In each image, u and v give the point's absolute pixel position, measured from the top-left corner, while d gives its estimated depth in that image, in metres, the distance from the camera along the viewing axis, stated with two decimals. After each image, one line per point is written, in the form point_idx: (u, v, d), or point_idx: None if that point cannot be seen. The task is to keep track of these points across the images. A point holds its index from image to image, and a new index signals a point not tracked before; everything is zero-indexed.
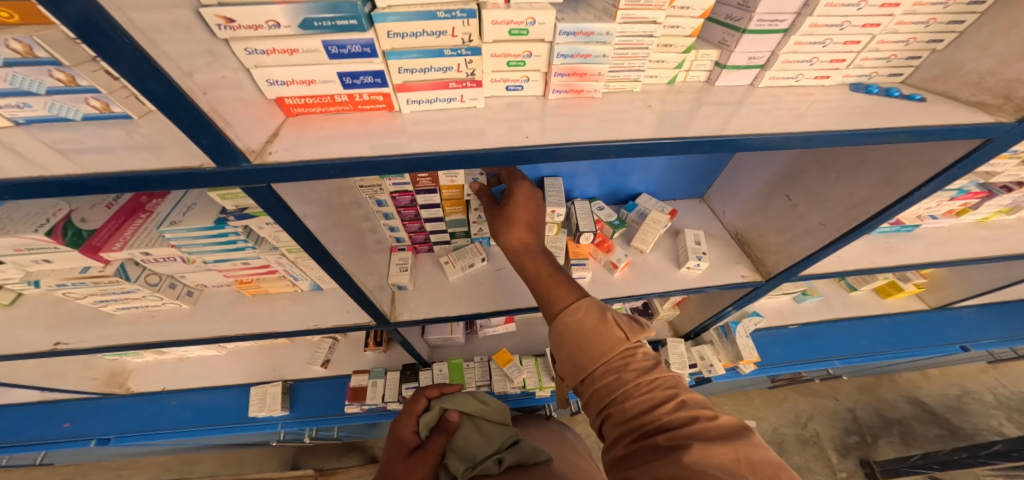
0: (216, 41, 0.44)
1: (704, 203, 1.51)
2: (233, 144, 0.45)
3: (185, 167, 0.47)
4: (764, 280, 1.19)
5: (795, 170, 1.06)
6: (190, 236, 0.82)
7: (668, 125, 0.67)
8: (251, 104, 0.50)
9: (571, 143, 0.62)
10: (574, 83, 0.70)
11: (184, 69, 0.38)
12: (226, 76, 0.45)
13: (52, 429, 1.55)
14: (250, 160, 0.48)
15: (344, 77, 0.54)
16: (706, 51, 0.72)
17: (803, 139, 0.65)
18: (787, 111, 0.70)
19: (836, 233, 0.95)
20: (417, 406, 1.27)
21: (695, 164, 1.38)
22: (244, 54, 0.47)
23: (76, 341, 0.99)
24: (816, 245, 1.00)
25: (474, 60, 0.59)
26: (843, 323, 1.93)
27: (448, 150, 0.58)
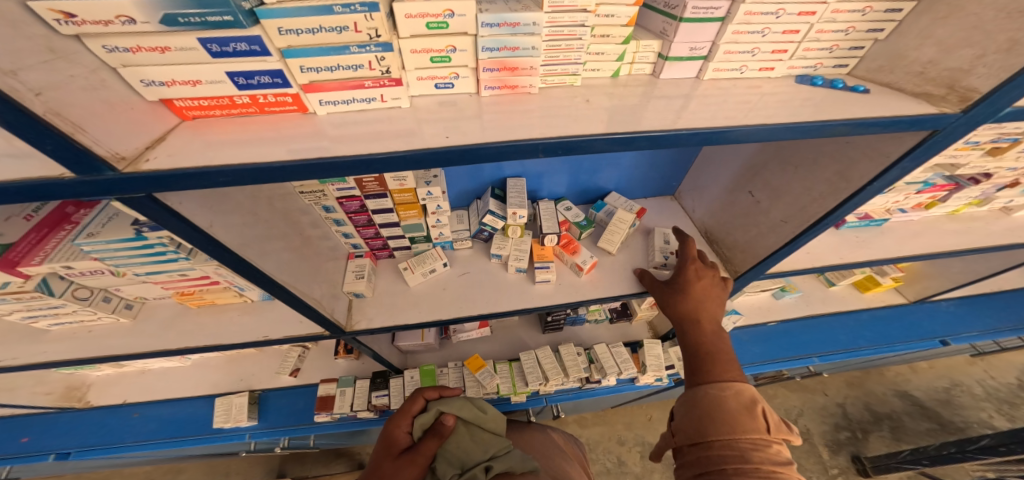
0: (63, 38, 0.40)
1: (675, 201, 1.48)
2: (91, 151, 0.41)
3: (43, 177, 0.42)
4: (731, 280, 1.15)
5: (757, 165, 1.03)
6: (110, 247, 0.78)
7: (607, 121, 0.64)
8: (121, 106, 0.47)
9: (497, 142, 0.57)
10: (507, 78, 0.66)
11: (6, 67, 0.34)
12: (77, 75, 0.41)
13: (10, 444, 1.48)
14: (117, 167, 0.44)
15: (236, 77, 0.50)
16: (647, 42, 0.69)
17: (746, 134, 0.62)
18: (731, 104, 0.67)
19: (798, 229, 0.91)
20: (412, 406, 1.09)
21: (664, 161, 1.34)
22: (105, 52, 0.43)
23: (8, 359, 0.94)
24: (778, 243, 0.98)
25: (386, 57, 0.54)
26: (826, 319, 1.90)
27: (361, 152, 0.54)
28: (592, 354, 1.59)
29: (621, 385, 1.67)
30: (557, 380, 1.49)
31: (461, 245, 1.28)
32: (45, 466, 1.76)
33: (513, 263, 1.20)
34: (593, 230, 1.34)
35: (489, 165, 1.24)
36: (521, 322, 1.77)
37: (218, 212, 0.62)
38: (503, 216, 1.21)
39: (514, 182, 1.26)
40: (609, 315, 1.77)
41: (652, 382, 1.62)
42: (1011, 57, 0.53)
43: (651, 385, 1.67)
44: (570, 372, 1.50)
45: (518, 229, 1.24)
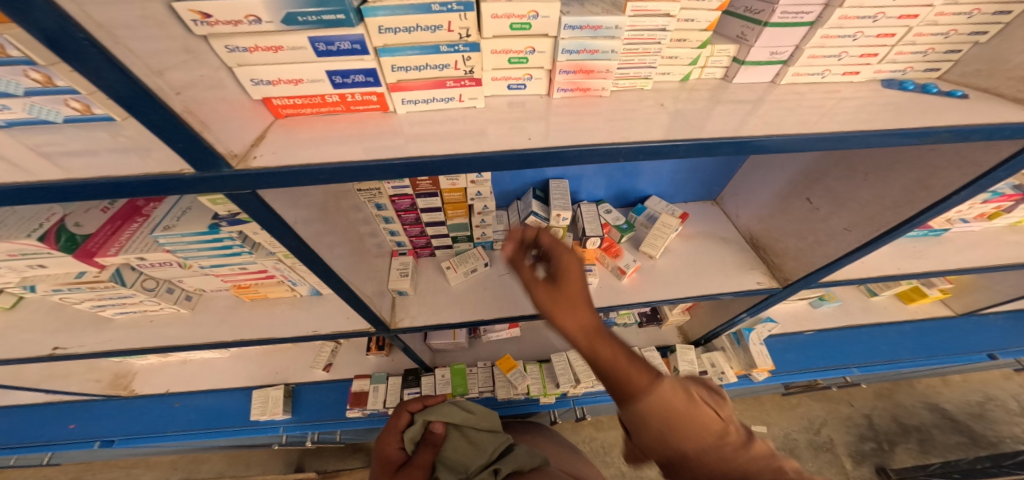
0: (195, 39, 0.41)
1: (716, 206, 1.46)
2: (213, 148, 0.42)
3: (163, 172, 0.44)
4: (781, 287, 1.14)
5: (816, 171, 0.99)
6: (183, 241, 0.82)
7: (682, 125, 0.63)
8: (234, 106, 0.48)
9: (577, 145, 0.57)
10: (581, 81, 0.65)
11: (154, 67, 0.35)
12: (205, 75, 0.42)
13: (56, 431, 1.52)
14: (232, 165, 0.45)
15: (334, 76, 0.51)
16: (722, 47, 0.68)
17: (830, 140, 0.60)
18: (811, 109, 0.65)
19: (862, 239, 0.88)
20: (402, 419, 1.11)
21: (708, 166, 1.33)
22: (226, 52, 0.44)
23: (75, 346, 0.98)
24: (838, 252, 0.95)
25: (472, 56, 0.55)
26: (865, 329, 1.85)
27: (446, 152, 0.55)
28: None
29: None
30: (589, 383, 1.48)
31: (501, 245, 1.28)
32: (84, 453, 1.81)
33: None
34: (634, 233, 1.32)
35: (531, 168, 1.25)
36: (549, 324, 1.78)
37: (298, 210, 0.63)
38: (545, 218, 1.20)
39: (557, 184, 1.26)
40: (638, 320, 1.80)
41: None
42: None
43: None
44: None
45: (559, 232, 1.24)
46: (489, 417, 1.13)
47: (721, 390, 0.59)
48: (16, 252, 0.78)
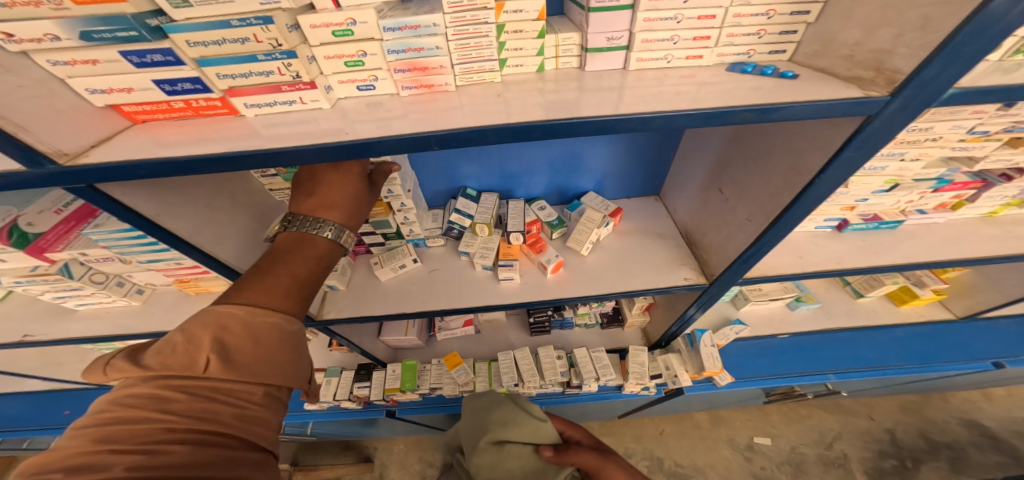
0: (14, 56, 0.49)
1: (660, 201, 1.34)
2: (33, 148, 0.50)
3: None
4: (708, 284, 1.03)
5: (724, 160, 0.94)
6: (113, 237, 0.87)
7: (515, 113, 0.64)
8: (68, 112, 0.55)
9: (388, 136, 0.61)
10: (421, 78, 0.69)
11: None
12: (24, 85, 0.50)
13: (54, 417, 1.65)
14: (58, 162, 0.52)
15: (161, 84, 0.58)
16: (566, 35, 0.69)
17: (658, 121, 0.58)
18: (656, 91, 0.64)
19: (760, 229, 0.81)
20: (287, 274, 0.69)
21: (649, 156, 1.22)
22: (50, 65, 0.52)
23: (42, 333, 1.10)
24: (744, 243, 0.87)
25: (293, 63, 0.59)
26: (843, 334, 1.57)
27: (272, 148, 0.59)
28: (572, 358, 1.54)
29: (606, 392, 1.61)
30: (533, 383, 1.47)
31: (434, 243, 1.27)
32: None
33: (478, 261, 1.17)
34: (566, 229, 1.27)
35: (460, 166, 1.21)
36: (510, 323, 1.75)
37: (169, 204, 0.70)
38: (470, 215, 1.21)
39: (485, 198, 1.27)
40: (600, 320, 1.69)
41: (638, 391, 1.55)
42: (926, 35, 0.46)
43: (640, 394, 1.58)
44: (546, 375, 1.47)
45: (486, 228, 1.21)
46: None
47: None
48: None
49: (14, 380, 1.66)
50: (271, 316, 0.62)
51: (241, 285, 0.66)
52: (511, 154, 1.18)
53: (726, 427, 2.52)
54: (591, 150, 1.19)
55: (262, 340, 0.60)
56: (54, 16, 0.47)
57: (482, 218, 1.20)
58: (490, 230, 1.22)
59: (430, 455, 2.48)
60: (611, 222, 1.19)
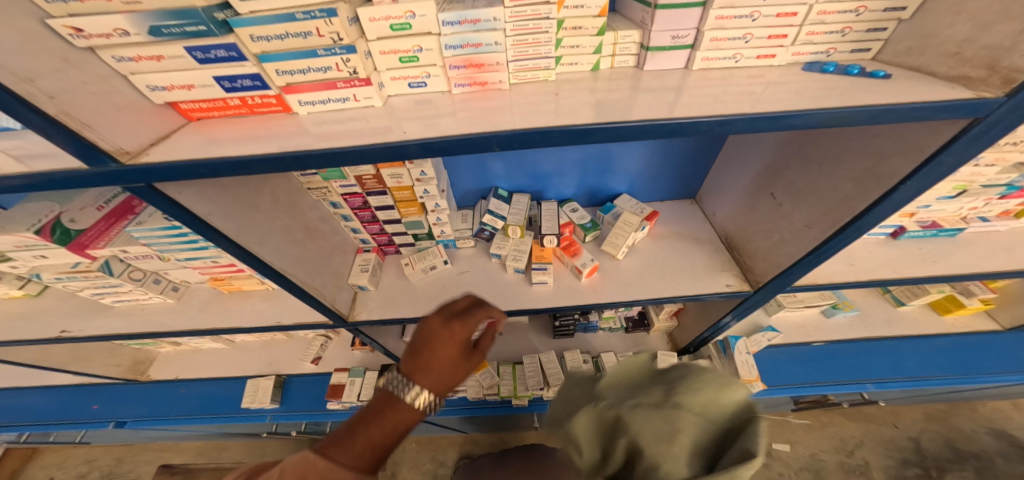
0: (78, 51, 0.48)
1: (695, 204, 1.30)
2: (97, 146, 0.49)
3: (64, 169, 0.51)
4: (753, 291, 0.99)
5: (777, 164, 0.90)
6: (154, 235, 0.86)
7: (578, 112, 0.61)
8: (130, 109, 0.54)
9: (447, 136, 0.59)
10: (476, 75, 0.67)
11: (24, 76, 0.41)
12: (90, 81, 0.49)
13: (82, 411, 1.66)
14: (120, 161, 0.51)
15: (221, 81, 0.56)
16: (626, 33, 0.65)
17: (739, 122, 0.55)
18: (728, 90, 0.60)
19: (823, 237, 0.77)
20: (376, 436, 0.62)
21: (683, 161, 1.18)
22: (114, 61, 0.51)
23: (78, 330, 1.09)
24: (802, 250, 0.83)
25: (351, 58, 0.58)
26: (885, 343, 1.50)
27: (332, 146, 0.58)
28: (598, 363, 1.49)
29: None
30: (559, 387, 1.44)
31: (464, 244, 1.24)
32: (110, 436, 1.96)
33: (511, 263, 1.13)
34: (599, 232, 1.23)
35: (489, 169, 1.19)
36: (532, 326, 1.70)
37: (218, 203, 0.68)
38: (503, 216, 1.17)
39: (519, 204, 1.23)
40: (624, 324, 1.61)
41: None
42: None
43: None
44: None
45: (518, 229, 1.17)
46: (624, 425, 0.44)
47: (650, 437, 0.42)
48: (19, 244, 0.83)
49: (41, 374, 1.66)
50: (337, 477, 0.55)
51: (337, 431, 0.62)
52: (543, 155, 1.15)
53: None
54: (628, 152, 1.15)
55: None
56: (125, 10, 0.46)
57: (515, 219, 1.18)
58: (522, 231, 1.18)
59: (441, 454, 2.47)
60: (647, 225, 1.14)
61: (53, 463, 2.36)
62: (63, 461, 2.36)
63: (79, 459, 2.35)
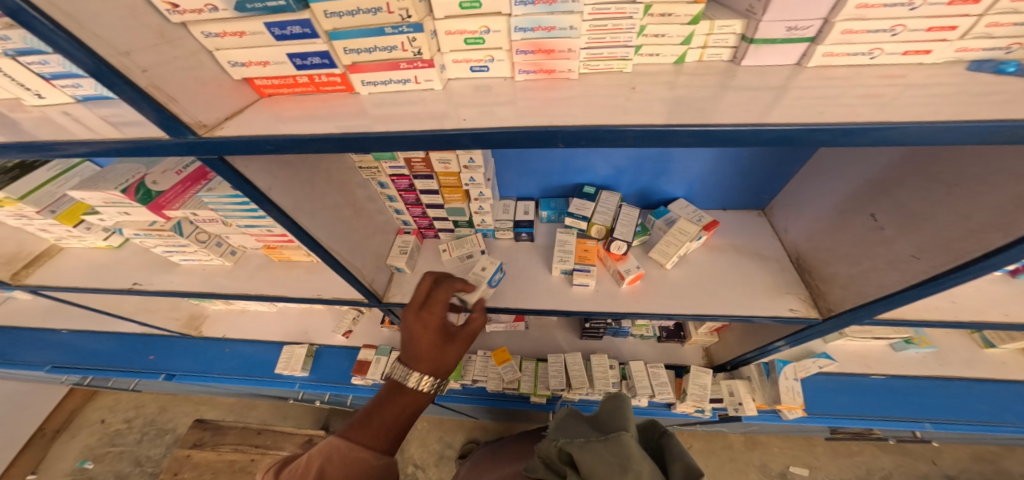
0: (174, 26, 0.49)
1: (764, 216, 1.13)
2: (180, 119, 0.49)
3: (148, 139, 0.52)
4: (821, 319, 0.83)
5: (886, 179, 0.71)
6: (223, 203, 0.87)
7: (665, 112, 0.53)
8: (213, 84, 0.55)
9: (512, 127, 0.54)
10: (542, 62, 0.62)
11: (121, 49, 0.42)
12: (181, 57, 0.49)
13: (135, 360, 1.72)
14: (198, 133, 0.51)
15: (293, 58, 0.56)
16: (725, 22, 0.54)
17: (879, 137, 0.45)
18: (853, 88, 0.50)
19: (928, 272, 0.61)
20: (387, 422, 0.76)
21: (760, 171, 1.03)
22: (203, 37, 0.51)
23: (149, 283, 1.11)
24: (897, 284, 0.66)
25: (417, 38, 0.55)
26: (957, 384, 1.30)
27: (393, 129, 0.56)
28: (625, 370, 1.44)
29: (655, 409, 1.51)
30: (582, 390, 1.39)
31: (503, 235, 1.20)
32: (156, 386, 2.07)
33: (556, 265, 1.07)
34: (648, 237, 1.12)
35: (538, 169, 1.16)
36: (559, 323, 1.66)
37: (279, 179, 0.68)
38: (586, 217, 1.10)
39: (581, 203, 1.13)
40: (658, 333, 1.53)
41: (691, 412, 1.41)
42: None
43: (692, 415, 1.46)
44: (597, 384, 1.39)
45: (602, 230, 1.11)
46: (620, 455, 0.60)
47: (632, 450, 0.60)
48: (106, 200, 0.86)
49: (109, 320, 1.77)
50: (359, 451, 0.70)
51: (358, 419, 0.76)
52: (593, 152, 1.08)
53: (761, 451, 2.36)
54: (687, 153, 1.02)
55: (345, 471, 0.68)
56: None
57: (602, 219, 1.09)
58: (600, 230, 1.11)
59: (449, 437, 2.52)
60: (704, 236, 1.01)
61: (107, 405, 2.55)
62: (114, 405, 2.54)
63: (128, 404, 2.54)
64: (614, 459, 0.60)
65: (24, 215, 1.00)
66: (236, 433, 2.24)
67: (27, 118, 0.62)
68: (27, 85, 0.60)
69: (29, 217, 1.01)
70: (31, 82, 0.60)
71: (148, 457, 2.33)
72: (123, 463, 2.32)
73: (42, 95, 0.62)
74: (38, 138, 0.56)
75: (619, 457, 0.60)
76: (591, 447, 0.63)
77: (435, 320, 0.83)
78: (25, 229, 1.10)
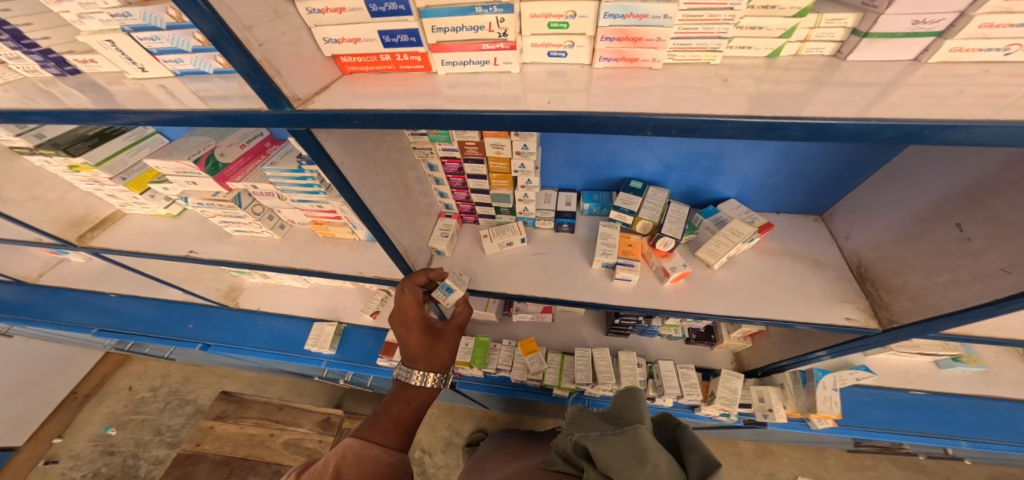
0: (285, 2, 0.50)
1: (820, 223, 1.10)
2: (280, 91, 0.50)
3: (247, 110, 0.53)
4: (881, 330, 0.81)
5: (982, 188, 0.68)
6: (283, 177, 0.90)
7: (767, 105, 0.51)
8: (308, 59, 0.56)
9: (601, 112, 0.53)
10: (627, 49, 0.60)
11: (245, 23, 0.44)
12: (288, 32, 0.51)
13: (173, 329, 1.76)
14: (293, 106, 0.53)
15: (384, 36, 0.56)
16: (836, 15, 0.53)
17: (1000, 140, 0.43)
18: (973, 88, 0.48)
19: (1018, 286, 0.59)
20: (396, 420, 0.88)
21: (821, 172, 1.00)
22: (306, 13, 0.53)
23: (204, 252, 1.13)
24: (977, 298, 0.64)
25: (507, 18, 0.55)
26: (999, 405, 1.26)
27: (480, 108, 0.55)
28: (653, 369, 1.44)
29: (678, 410, 1.51)
30: (607, 386, 1.39)
31: (544, 225, 1.19)
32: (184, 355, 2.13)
33: (598, 258, 1.06)
34: (694, 236, 1.10)
35: (586, 159, 1.15)
36: (586, 318, 1.66)
37: (348, 153, 0.69)
38: (632, 212, 1.09)
39: (627, 197, 1.11)
40: (687, 335, 1.52)
41: (716, 415, 1.41)
42: None
43: (715, 418, 1.46)
44: (623, 381, 1.39)
45: (648, 226, 1.09)
46: (637, 448, 0.60)
47: (648, 443, 0.60)
48: (178, 169, 0.88)
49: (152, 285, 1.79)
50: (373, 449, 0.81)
51: (372, 423, 0.88)
52: (645, 144, 1.06)
53: (771, 461, 2.34)
54: (746, 151, 1.00)
55: (366, 470, 0.76)
56: None
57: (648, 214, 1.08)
58: (643, 226, 1.09)
59: (458, 424, 2.55)
60: (756, 238, 0.99)
61: (135, 371, 2.64)
62: (143, 372, 2.63)
63: (155, 372, 2.63)
64: (631, 452, 0.60)
65: (97, 181, 1.02)
66: (258, 408, 2.30)
67: (124, 89, 0.64)
68: (134, 59, 0.62)
69: (102, 183, 1.04)
70: (138, 56, 0.61)
71: (168, 427, 2.41)
72: (143, 431, 2.39)
73: (145, 69, 0.63)
74: (135, 108, 0.58)
75: (636, 449, 0.60)
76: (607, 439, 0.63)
77: (414, 323, 0.93)
78: (95, 194, 1.14)
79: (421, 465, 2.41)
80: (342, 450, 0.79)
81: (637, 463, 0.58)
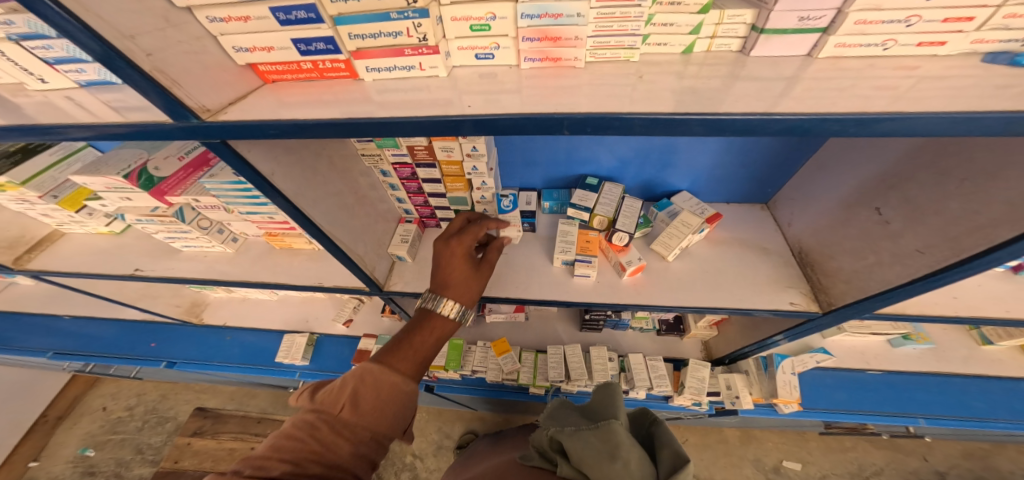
0: (179, 11, 0.50)
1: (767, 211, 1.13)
2: (182, 103, 0.50)
3: (154, 122, 0.52)
4: (822, 313, 0.84)
5: (898, 172, 0.71)
6: (225, 190, 0.88)
7: (672, 101, 0.52)
8: (215, 68, 0.55)
9: (512, 114, 0.54)
10: (549, 49, 0.61)
11: (126, 33, 0.43)
12: (185, 42, 0.50)
13: (138, 347, 1.73)
14: (200, 117, 0.52)
15: (298, 44, 0.56)
16: (735, 12, 0.54)
17: (885, 128, 0.45)
18: (865, 80, 0.49)
19: (934, 265, 0.61)
20: (419, 348, 0.78)
21: (763, 162, 1.02)
22: (207, 22, 0.52)
23: (150, 269, 1.10)
24: (900, 278, 0.66)
25: (423, 23, 0.54)
26: (953, 381, 1.31)
27: (394, 115, 0.55)
28: (625, 363, 1.45)
29: (653, 402, 1.53)
30: (580, 382, 1.40)
31: None
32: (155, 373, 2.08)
33: (557, 256, 1.06)
34: (650, 229, 1.12)
35: (541, 157, 1.15)
36: (560, 316, 1.67)
37: (280, 164, 0.69)
38: (588, 208, 1.10)
39: (583, 194, 1.12)
40: (657, 326, 1.54)
41: (688, 405, 1.42)
42: None
43: (689, 408, 1.47)
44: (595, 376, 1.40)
45: (603, 222, 1.11)
46: (612, 443, 0.60)
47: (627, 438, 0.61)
48: (109, 186, 0.87)
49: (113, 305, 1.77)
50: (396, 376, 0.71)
51: (390, 348, 0.77)
52: (595, 141, 1.07)
53: (755, 446, 2.38)
54: (691, 145, 1.02)
55: (381, 398, 0.69)
56: None
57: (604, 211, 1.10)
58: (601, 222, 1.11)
59: (446, 427, 2.55)
60: (706, 229, 1.01)
61: (109, 392, 2.58)
62: (117, 392, 2.57)
63: (131, 391, 2.57)
64: (606, 446, 0.60)
65: (28, 200, 1.00)
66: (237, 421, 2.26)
67: (31, 102, 0.63)
68: (30, 69, 0.62)
69: (32, 202, 1.01)
70: (33, 66, 0.61)
71: (149, 445, 2.35)
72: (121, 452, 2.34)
73: (45, 80, 0.64)
74: (44, 121, 0.57)
75: (610, 445, 0.60)
76: (580, 435, 0.63)
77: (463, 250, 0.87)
78: (30, 214, 1.11)
79: (409, 470, 2.40)
80: (363, 378, 0.69)
81: (608, 457, 0.59)
